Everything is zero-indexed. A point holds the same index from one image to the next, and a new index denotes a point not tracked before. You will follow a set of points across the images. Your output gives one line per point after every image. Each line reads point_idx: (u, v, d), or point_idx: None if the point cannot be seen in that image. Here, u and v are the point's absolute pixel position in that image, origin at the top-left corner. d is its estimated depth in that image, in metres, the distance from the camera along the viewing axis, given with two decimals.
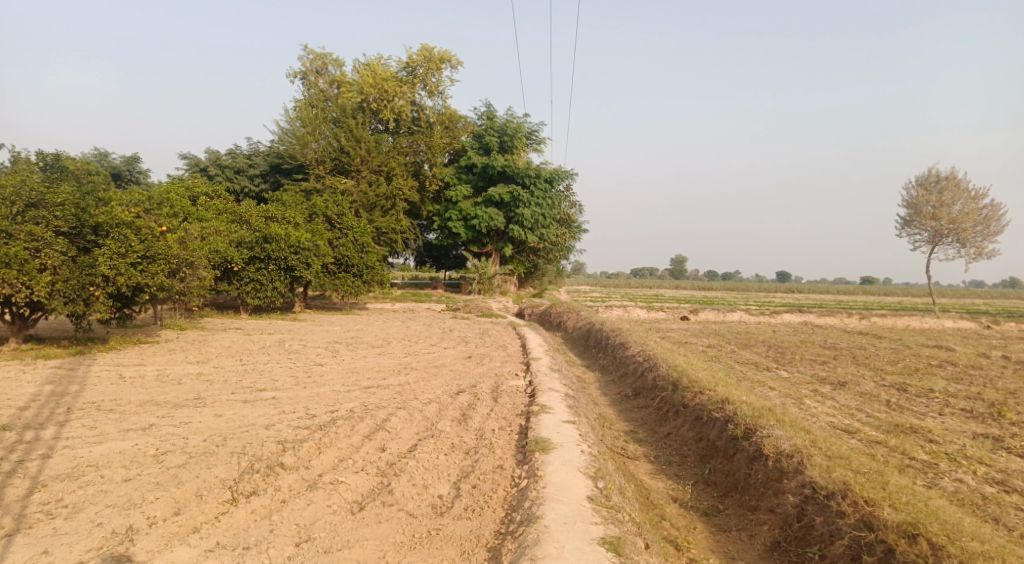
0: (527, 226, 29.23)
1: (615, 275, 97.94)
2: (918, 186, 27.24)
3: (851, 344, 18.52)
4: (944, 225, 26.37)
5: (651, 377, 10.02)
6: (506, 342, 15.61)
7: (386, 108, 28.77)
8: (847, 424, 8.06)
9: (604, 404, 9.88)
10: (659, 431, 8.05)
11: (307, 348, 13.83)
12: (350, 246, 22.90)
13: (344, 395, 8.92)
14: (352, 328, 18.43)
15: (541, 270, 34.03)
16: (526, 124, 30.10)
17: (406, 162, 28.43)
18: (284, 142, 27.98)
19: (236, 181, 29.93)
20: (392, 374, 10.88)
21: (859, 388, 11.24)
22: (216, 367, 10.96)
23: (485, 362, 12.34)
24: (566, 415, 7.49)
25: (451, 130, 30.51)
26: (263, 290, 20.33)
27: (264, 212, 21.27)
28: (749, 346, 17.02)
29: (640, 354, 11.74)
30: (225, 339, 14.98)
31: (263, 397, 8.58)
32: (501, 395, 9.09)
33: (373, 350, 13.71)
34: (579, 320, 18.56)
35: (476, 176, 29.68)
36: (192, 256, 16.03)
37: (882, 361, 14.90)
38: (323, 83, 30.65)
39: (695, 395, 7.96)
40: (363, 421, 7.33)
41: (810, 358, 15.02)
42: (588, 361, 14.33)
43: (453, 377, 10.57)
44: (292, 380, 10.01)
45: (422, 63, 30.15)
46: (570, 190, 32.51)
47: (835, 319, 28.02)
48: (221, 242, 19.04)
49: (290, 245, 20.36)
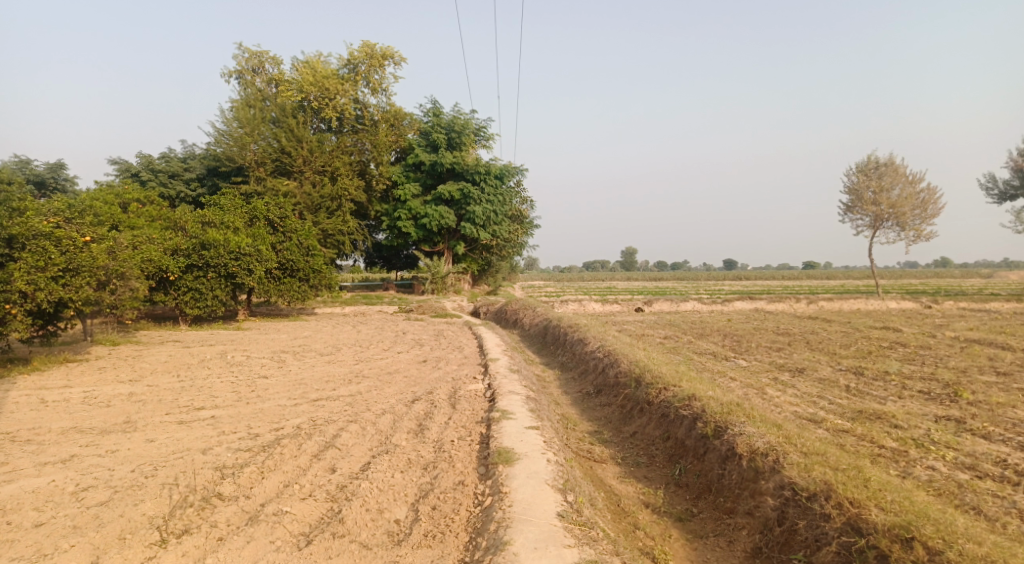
0: (478, 223, 28.80)
1: (568, 269, 98.42)
2: (858, 171, 27.88)
3: (803, 329, 18.71)
4: (884, 209, 27.07)
5: (612, 374, 9.76)
6: (462, 343, 15.18)
7: (328, 107, 27.86)
8: (813, 412, 7.93)
9: (565, 404, 9.57)
10: (624, 431, 7.77)
11: (251, 359, 13.13)
12: (295, 250, 22.07)
13: (291, 410, 8.37)
14: (300, 336, 17.71)
15: (494, 267, 33.65)
16: (473, 120, 29.64)
17: (351, 161, 27.64)
18: (221, 144, 26.84)
19: (171, 187, 28.61)
20: (343, 384, 10.33)
21: (817, 374, 11.22)
22: (151, 385, 10.23)
23: (441, 366, 11.88)
24: (528, 420, 7.13)
25: (397, 127, 29.80)
26: (203, 299, 19.40)
27: (201, 217, 20.30)
28: (705, 335, 17.00)
29: (600, 349, 11.48)
30: (163, 353, 14.12)
31: (202, 416, 7.97)
32: (459, 400, 8.68)
33: (322, 358, 13.10)
34: (535, 316, 18.26)
35: (425, 174, 29.09)
36: (122, 267, 15.14)
37: (836, 345, 15.02)
38: (260, 82, 29.52)
39: (660, 391, 7.71)
40: (311, 438, 6.83)
41: (766, 345, 15.04)
42: (547, 359, 14.03)
43: (408, 384, 10.09)
44: (234, 396, 9.39)
45: (363, 59, 29.33)
46: (520, 186, 32.22)
47: (784, 304, 28.47)
48: (155, 250, 18.06)
49: (231, 251, 19.46)
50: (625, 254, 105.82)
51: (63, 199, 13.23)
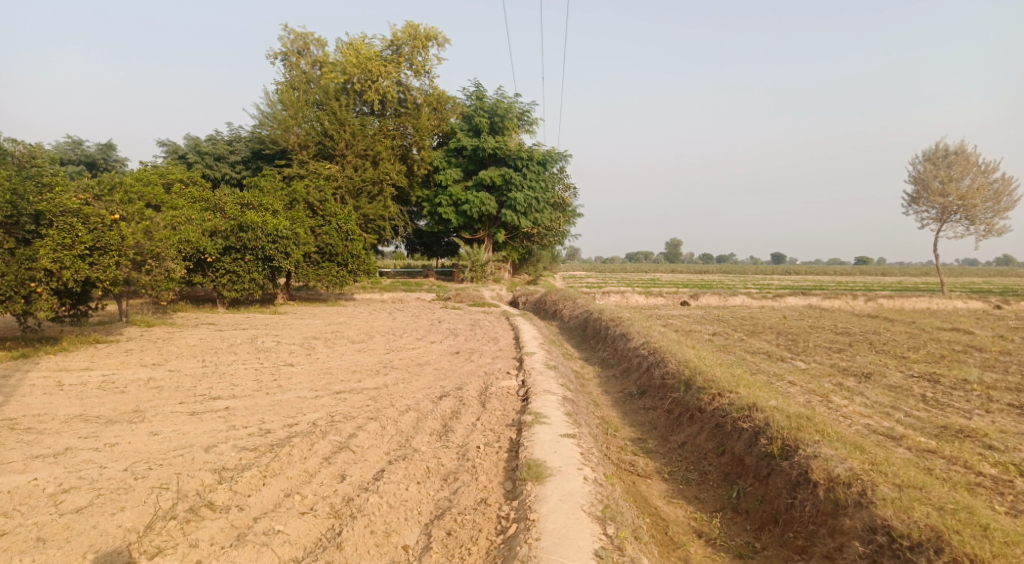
0: (520, 210, 28.05)
1: (611, 262, 96.95)
2: (925, 161, 26.13)
3: (864, 329, 17.44)
4: (953, 203, 25.33)
5: (659, 374, 8.92)
6: (498, 333, 14.47)
7: (371, 90, 27.37)
8: (891, 427, 6.99)
9: (606, 406, 8.80)
10: (671, 441, 6.96)
11: (280, 345, 12.66)
12: (334, 234, 21.68)
13: (310, 403, 7.79)
14: (334, 322, 17.26)
15: (535, 256, 32.97)
16: (517, 104, 28.80)
17: (393, 145, 27.11)
18: (265, 126, 26.61)
19: (215, 169, 28.59)
20: (369, 375, 9.73)
21: (887, 380, 10.17)
22: (174, 370, 9.80)
23: (474, 359, 11.20)
24: (564, 426, 6.38)
25: (440, 111, 29.17)
26: (240, 281, 19.12)
27: (239, 199, 20.00)
28: (756, 333, 15.93)
29: (644, 346, 10.65)
30: (193, 336, 13.81)
31: (215, 407, 7.44)
32: (490, 399, 7.98)
33: (353, 347, 12.57)
34: (576, 308, 17.45)
35: (467, 159, 28.46)
36: (157, 248, 14.92)
37: (902, 347, 13.81)
38: (304, 65, 29.18)
39: (714, 398, 6.86)
40: (325, 437, 6.22)
41: (824, 346, 13.92)
42: (587, 353, 13.25)
43: (437, 378, 9.42)
44: (255, 385, 8.87)
45: (407, 41, 28.72)
46: (564, 173, 31.32)
47: (840, 302, 26.98)
48: (192, 232, 17.79)
49: (268, 234, 19.11)
50: (670, 247, 103.49)
51: (95, 176, 13.10)
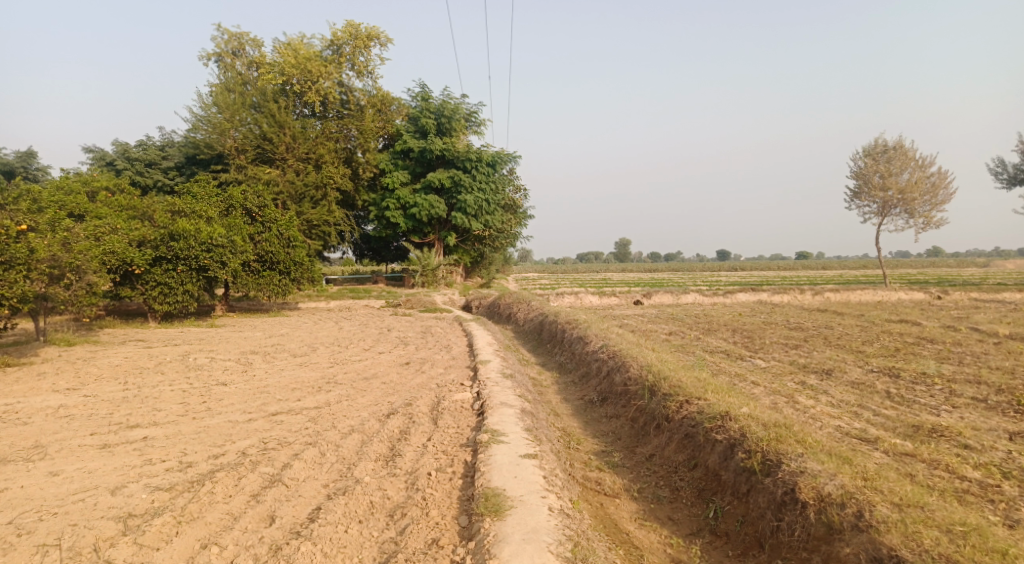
0: (469, 213, 27.45)
1: (562, 263, 97.29)
2: (865, 156, 26.62)
3: (817, 323, 17.45)
4: (893, 196, 25.86)
5: (620, 380, 8.47)
6: (450, 340, 13.84)
7: (311, 91, 26.29)
8: (863, 429, 6.70)
9: (566, 416, 8.30)
10: (638, 453, 6.49)
11: (215, 362, 11.74)
12: (274, 241, 20.68)
13: (242, 429, 7.03)
14: (276, 334, 16.31)
15: (487, 259, 32.46)
16: (463, 105, 28.21)
17: (336, 148, 26.13)
18: (199, 129, 25.28)
19: (147, 176, 27.06)
20: (311, 393, 8.97)
21: (849, 377, 9.97)
22: (90, 395, 8.85)
23: (424, 370, 10.55)
24: (523, 443, 5.85)
25: (384, 113, 28.33)
26: (173, 294, 17.98)
27: (170, 206, 18.84)
28: (712, 331, 15.71)
29: (603, 350, 10.20)
30: (119, 354, 12.76)
31: (132, 437, 6.62)
32: (442, 415, 7.36)
33: (294, 361, 11.76)
34: (530, 311, 16.96)
35: (414, 161, 27.71)
36: (77, 260, 13.80)
37: (856, 341, 13.77)
38: (240, 66, 27.91)
39: (682, 405, 6.42)
40: (256, 469, 5.53)
41: (780, 343, 13.77)
42: (544, 358, 12.76)
43: (384, 393, 8.74)
44: (181, 409, 8.02)
45: (347, 40, 27.78)
46: (513, 174, 30.87)
47: (790, 296, 27.25)
48: (118, 242, 16.57)
49: (201, 242, 18.01)
50: (619, 246, 104.55)
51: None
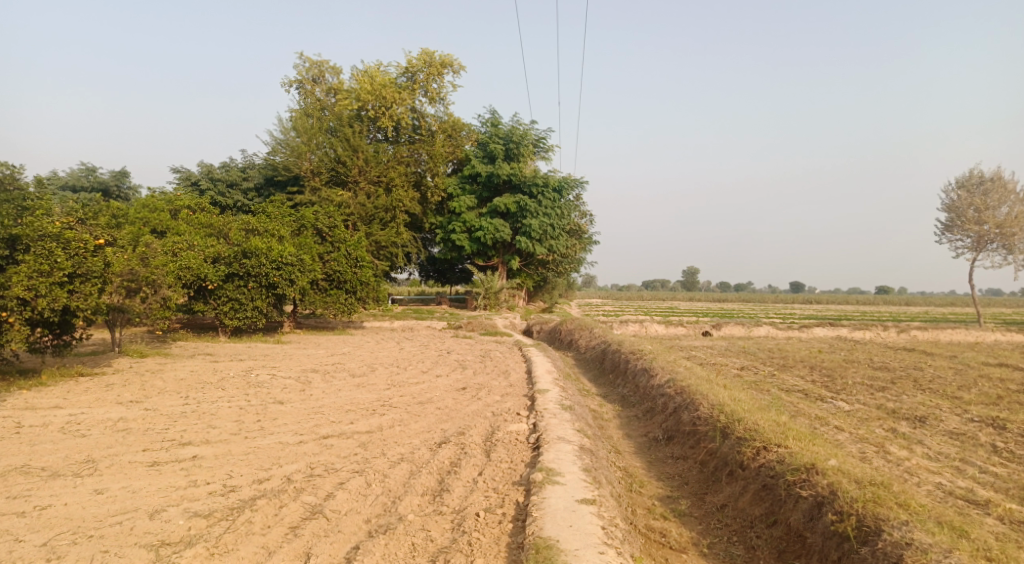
0: (535, 237, 27.18)
1: (628, 289, 95.92)
2: (958, 187, 24.92)
3: (904, 364, 16.20)
4: (989, 231, 24.09)
5: (688, 419, 7.89)
6: (510, 367, 13.46)
7: (385, 116, 26.77)
8: (969, 490, 5.90)
9: (629, 455, 7.77)
10: (707, 502, 5.92)
11: (275, 380, 11.72)
12: (342, 261, 20.90)
13: (291, 451, 6.81)
14: (338, 352, 16.33)
15: (551, 283, 32.14)
16: (533, 130, 28.13)
17: (407, 172, 26.43)
18: (277, 152, 26.10)
19: (227, 195, 28.06)
20: (364, 416, 8.73)
21: (947, 426, 9.03)
22: (150, 408, 8.87)
23: (481, 396, 10.18)
24: (580, 486, 5.39)
25: (454, 138, 28.57)
26: (243, 309, 18.29)
27: (245, 224, 19.30)
28: (788, 368, 14.77)
29: (670, 385, 9.61)
30: (186, 368, 12.95)
31: (182, 456, 6.50)
32: (495, 447, 6.97)
33: (352, 381, 11.62)
34: (594, 339, 16.41)
35: (481, 185, 27.74)
36: (153, 274, 14.18)
37: (951, 386, 12.61)
38: (319, 91, 28.77)
39: (758, 452, 5.83)
40: (298, 498, 5.27)
41: (863, 384, 12.76)
42: (606, 389, 12.22)
43: (438, 420, 8.41)
44: (233, 428, 7.90)
45: (421, 68, 28.24)
46: (580, 200, 30.51)
47: (871, 333, 25.67)
48: (193, 258, 17.04)
49: (272, 260, 18.30)
50: (688, 274, 102.42)
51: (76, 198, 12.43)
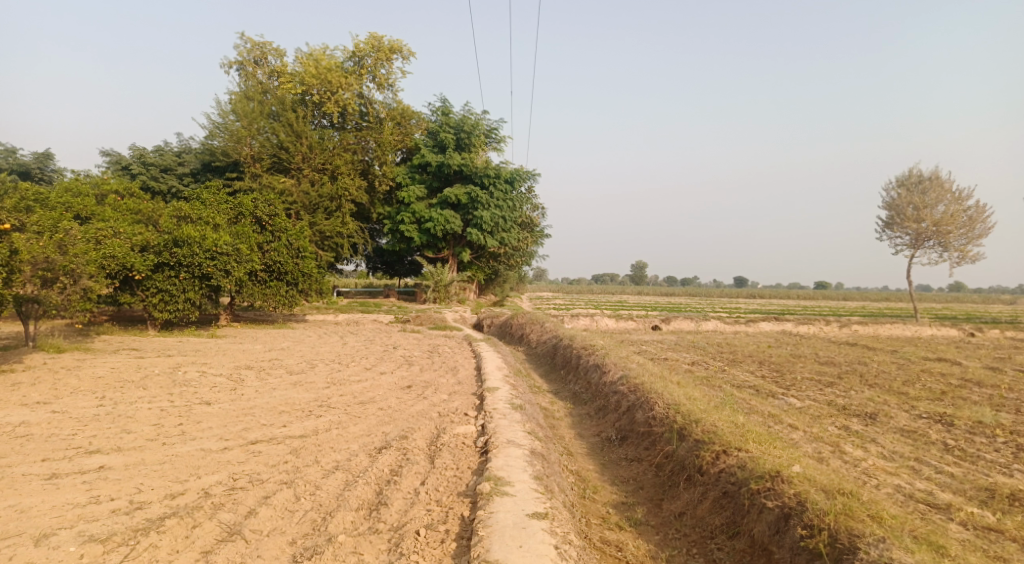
0: (485, 230, 26.67)
1: (577, 282, 96.60)
2: (898, 185, 25.56)
3: (849, 358, 16.38)
4: (927, 228, 24.77)
5: (642, 418, 7.58)
6: (458, 363, 12.98)
7: (330, 101, 25.81)
8: (929, 492, 5.73)
9: (582, 457, 7.42)
10: (664, 509, 5.62)
11: (204, 378, 10.93)
12: (283, 251, 20.03)
13: (213, 460, 6.19)
14: (277, 347, 15.54)
15: (502, 276, 31.78)
16: (484, 120, 27.60)
17: (354, 160, 25.55)
18: (216, 136, 24.88)
19: (161, 181, 26.63)
20: (299, 418, 8.12)
21: (897, 423, 8.98)
22: (58, 411, 8.05)
23: (426, 395, 9.67)
24: (530, 499, 5.00)
25: (403, 126, 27.79)
26: (173, 301, 17.29)
27: (177, 211, 18.24)
28: (737, 363, 14.72)
29: (623, 382, 9.29)
30: (107, 365, 12.02)
31: (86, 467, 5.82)
32: (440, 452, 6.51)
33: (289, 379, 10.94)
34: (544, 334, 16.06)
35: (431, 176, 27.09)
36: (71, 263, 13.16)
37: (895, 381, 12.72)
38: (261, 74, 27.54)
39: (717, 456, 5.53)
40: (216, 516, 4.71)
41: (811, 379, 12.75)
42: (557, 386, 11.88)
43: (379, 422, 7.87)
44: (150, 432, 7.19)
45: (369, 52, 27.33)
46: (532, 192, 30.17)
47: (814, 327, 26.14)
48: (119, 246, 15.96)
49: (206, 250, 17.36)
50: (636, 268, 103.73)
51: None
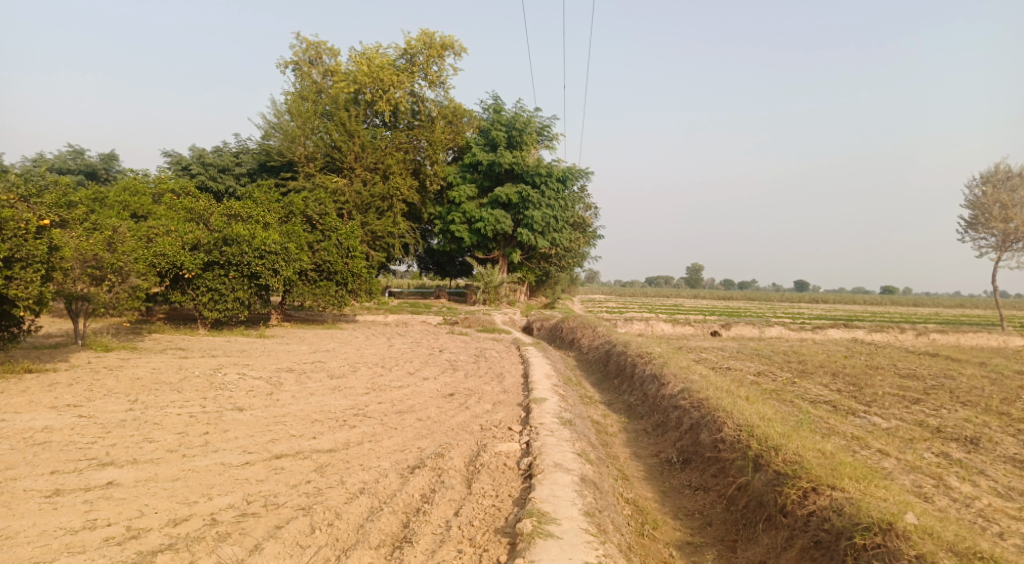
0: (537, 230, 25.91)
1: (632, 284, 95.19)
2: (983, 183, 23.61)
3: (933, 371, 14.93)
4: (1015, 229, 22.77)
5: (709, 439, 6.70)
6: (505, 369, 12.25)
7: (382, 100, 25.52)
8: None
9: (639, 482, 6.59)
10: (739, 555, 4.82)
11: (242, 381, 10.51)
12: (333, 250, 19.72)
13: (230, 476, 5.65)
14: (322, 348, 15.15)
15: (553, 277, 31.09)
16: (536, 117, 26.86)
17: (405, 159, 25.17)
18: (271, 137, 24.87)
19: (219, 181, 26.84)
20: (331, 429, 7.53)
21: (1005, 450, 7.81)
22: (85, 415, 7.67)
23: (469, 405, 8.97)
24: (579, 545, 4.27)
25: (455, 125, 27.31)
26: (223, 300, 17.11)
27: (227, 209, 17.99)
28: (807, 373, 13.55)
29: (684, 396, 8.39)
30: (150, 365, 11.76)
31: (94, 482, 5.35)
32: (479, 474, 5.81)
33: (328, 384, 10.42)
34: (597, 339, 15.18)
35: (482, 175, 26.53)
36: (119, 260, 13.00)
37: (992, 398, 11.36)
38: (316, 74, 27.48)
39: (806, 495, 4.67)
40: (216, 552, 4.16)
41: (893, 394, 11.52)
42: (610, 396, 11.03)
43: (415, 436, 7.20)
44: (171, 442, 6.69)
45: (421, 50, 26.97)
46: (585, 191, 29.27)
47: (888, 335, 24.39)
48: (169, 244, 15.83)
49: (255, 248, 17.11)
50: (692, 270, 101.40)
51: (19, 173, 11.29)
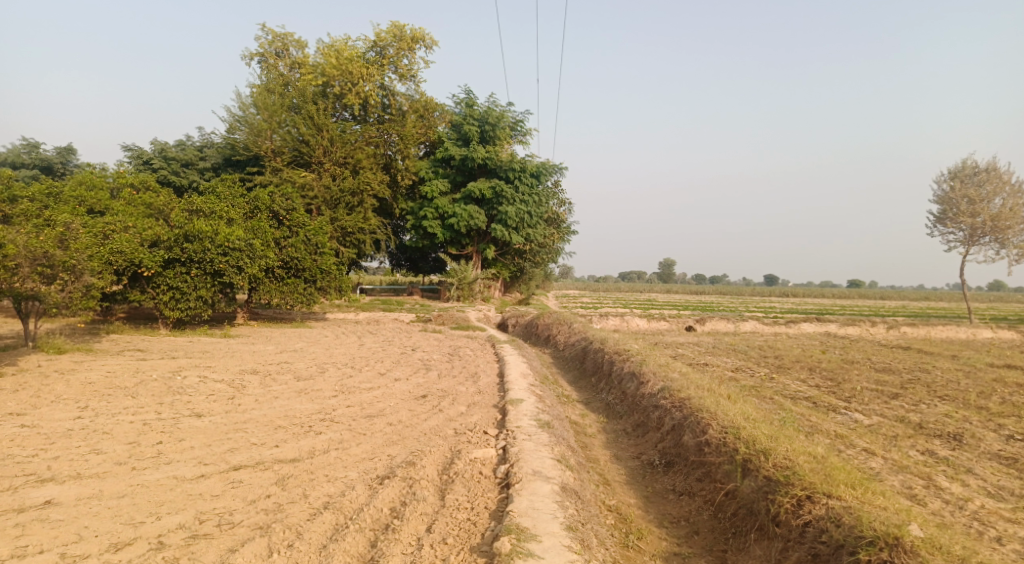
0: (511, 225, 25.55)
1: (605, 280, 95.46)
2: (951, 178, 23.85)
3: (908, 365, 14.92)
4: (982, 224, 23.04)
5: (692, 441, 6.43)
6: (479, 368, 11.89)
7: (352, 94, 24.90)
8: None
9: (620, 487, 6.29)
10: None
11: (202, 384, 9.98)
12: (301, 247, 19.15)
13: (182, 491, 5.23)
14: (289, 348, 14.62)
15: (527, 273, 30.81)
16: (510, 111, 26.46)
17: (376, 154, 24.61)
18: (236, 130, 24.11)
19: (182, 176, 25.97)
20: (295, 436, 7.10)
21: (988, 447, 7.68)
22: (27, 425, 7.13)
23: (442, 407, 8.60)
24: None
25: (427, 119, 26.79)
26: (184, 299, 16.46)
27: (188, 205, 17.29)
28: (785, 369, 13.42)
29: (665, 395, 8.11)
30: (104, 367, 11.16)
31: (28, 501, 4.89)
32: (453, 484, 5.46)
33: (294, 386, 9.96)
34: (573, 336, 14.87)
35: (455, 170, 26.08)
36: (71, 258, 12.30)
37: (969, 392, 11.32)
38: (283, 67, 26.73)
39: (801, 504, 4.49)
40: None
41: (871, 390, 11.41)
42: (588, 395, 10.74)
43: (385, 443, 6.81)
44: (120, 454, 6.21)
45: (391, 42, 26.39)
46: (559, 186, 28.98)
47: (860, 329, 24.54)
48: (127, 241, 15.14)
49: (219, 245, 16.47)
50: (664, 265, 102.04)
51: None
